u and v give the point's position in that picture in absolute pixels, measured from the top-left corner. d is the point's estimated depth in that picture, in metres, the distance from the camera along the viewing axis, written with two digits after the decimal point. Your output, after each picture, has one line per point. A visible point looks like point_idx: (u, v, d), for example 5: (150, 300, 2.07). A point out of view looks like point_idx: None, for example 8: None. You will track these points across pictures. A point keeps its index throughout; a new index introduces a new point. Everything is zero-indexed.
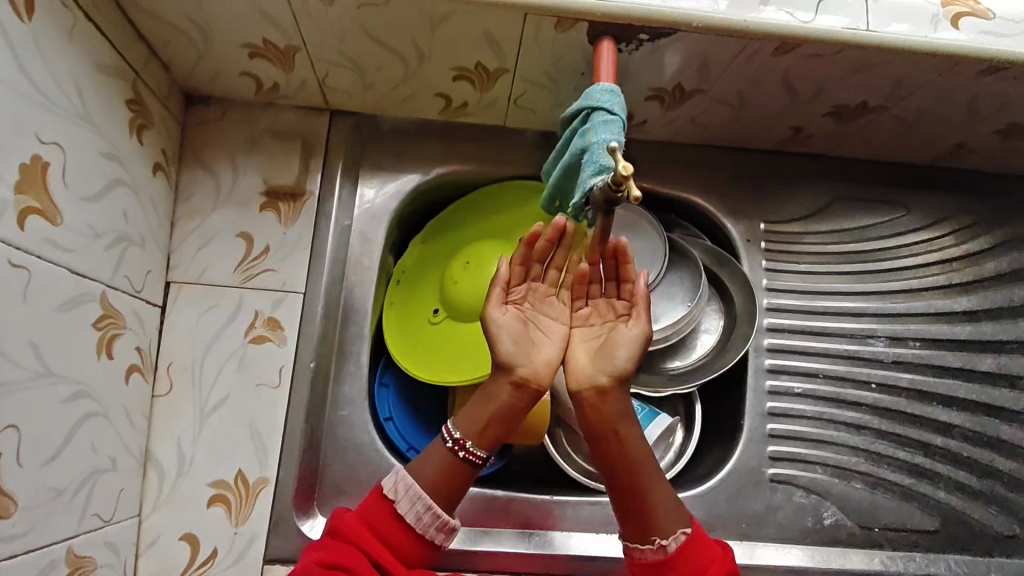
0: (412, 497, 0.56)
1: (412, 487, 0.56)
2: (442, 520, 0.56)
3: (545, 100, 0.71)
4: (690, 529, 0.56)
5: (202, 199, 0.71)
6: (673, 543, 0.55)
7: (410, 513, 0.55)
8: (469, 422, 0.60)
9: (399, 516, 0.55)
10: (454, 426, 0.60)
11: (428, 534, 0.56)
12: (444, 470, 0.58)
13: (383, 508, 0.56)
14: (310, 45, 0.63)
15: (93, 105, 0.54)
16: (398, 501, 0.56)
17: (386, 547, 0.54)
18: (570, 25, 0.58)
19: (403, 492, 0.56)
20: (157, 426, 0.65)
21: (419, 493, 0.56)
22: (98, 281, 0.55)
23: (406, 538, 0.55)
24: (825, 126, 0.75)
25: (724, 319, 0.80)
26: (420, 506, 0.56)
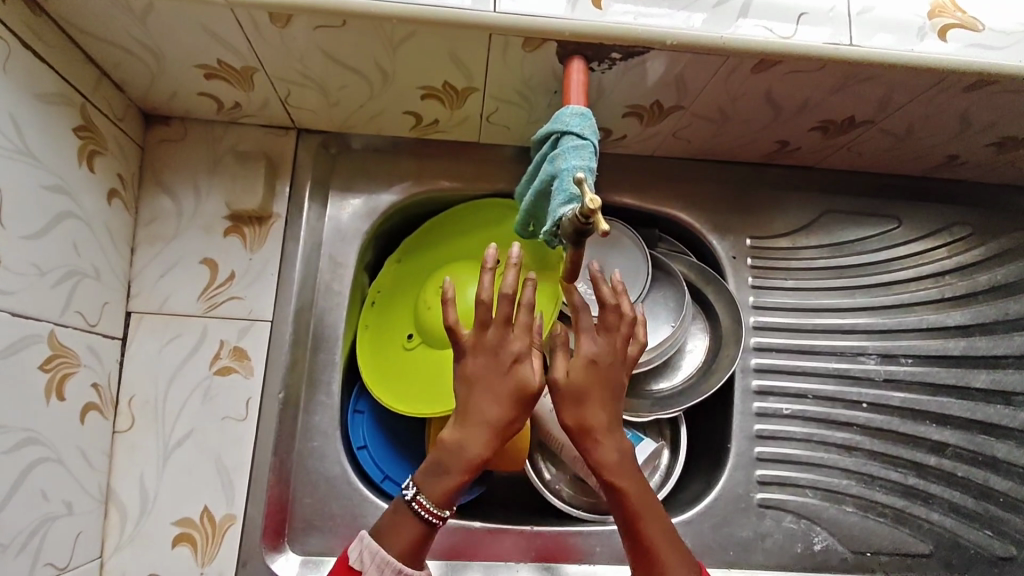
0: (378, 564, 0.53)
1: (379, 554, 0.53)
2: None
3: (519, 117, 0.68)
4: None
5: (165, 224, 0.69)
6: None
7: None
8: (441, 490, 0.54)
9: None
10: (427, 498, 0.54)
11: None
12: (417, 534, 0.54)
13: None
14: (268, 66, 0.60)
15: (32, 137, 0.51)
16: (366, 571, 0.53)
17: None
18: (537, 45, 0.55)
19: (370, 561, 0.53)
20: (118, 464, 0.62)
21: (388, 561, 0.53)
22: (45, 321, 0.52)
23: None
24: (812, 139, 0.72)
25: (710, 338, 0.77)
26: (390, 573, 0.53)
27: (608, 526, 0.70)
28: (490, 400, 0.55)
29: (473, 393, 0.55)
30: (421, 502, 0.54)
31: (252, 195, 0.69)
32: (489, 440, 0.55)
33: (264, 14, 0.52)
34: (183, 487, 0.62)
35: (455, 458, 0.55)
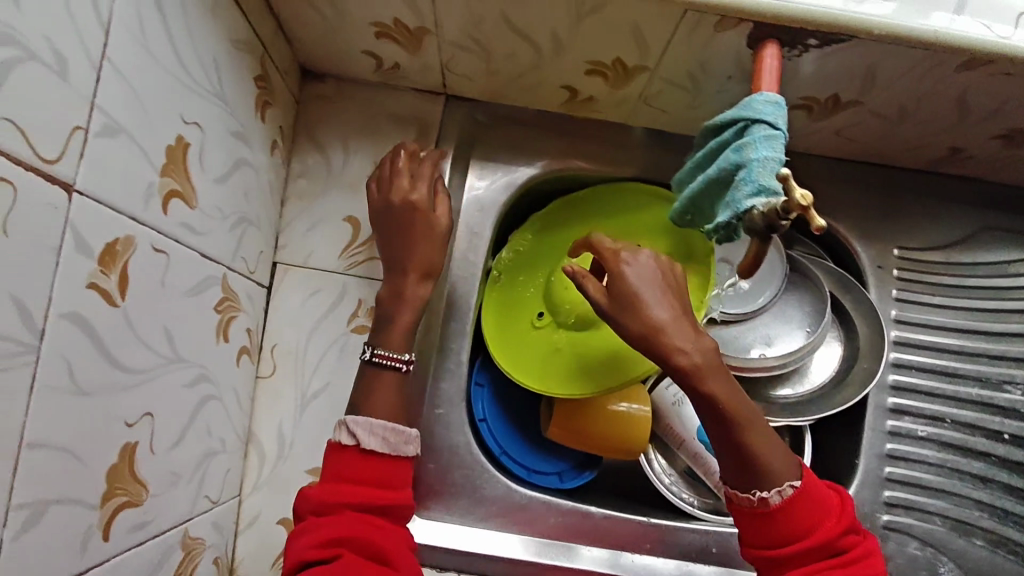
0: (369, 429, 0.56)
1: (365, 420, 0.56)
2: (406, 437, 0.57)
3: (678, 101, 0.66)
4: (799, 482, 0.52)
5: (313, 181, 0.70)
6: (777, 496, 0.51)
7: (377, 444, 0.56)
8: (394, 338, 0.61)
9: (366, 450, 0.56)
10: (385, 349, 0.59)
11: (402, 450, 0.57)
12: (390, 386, 0.59)
13: (346, 456, 0.56)
14: (442, 28, 0.59)
15: (228, 83, 0.51)
16: (360, 439, 0.55)
17: (366, 484, 0.55)
18: (731, 26, 0.52)
19: (363, 430, 0.56)
20: (260, 408, 0.65)
21: (376, 425, 0.56)
22: (221, 263, 0.53)
23: (383, 466, 0.56)
24: (990, 148, 0.67)
25: (844, 350, 0.73)
26: (382, 433, 0.56)
27: (725, 527, 0.68)
28: (414, 248, 0.63)
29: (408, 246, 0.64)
30: (383, 354, 0.59)
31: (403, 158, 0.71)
32: (421, 281, 0.63)
33: None
34: (319, 436, 0.64)
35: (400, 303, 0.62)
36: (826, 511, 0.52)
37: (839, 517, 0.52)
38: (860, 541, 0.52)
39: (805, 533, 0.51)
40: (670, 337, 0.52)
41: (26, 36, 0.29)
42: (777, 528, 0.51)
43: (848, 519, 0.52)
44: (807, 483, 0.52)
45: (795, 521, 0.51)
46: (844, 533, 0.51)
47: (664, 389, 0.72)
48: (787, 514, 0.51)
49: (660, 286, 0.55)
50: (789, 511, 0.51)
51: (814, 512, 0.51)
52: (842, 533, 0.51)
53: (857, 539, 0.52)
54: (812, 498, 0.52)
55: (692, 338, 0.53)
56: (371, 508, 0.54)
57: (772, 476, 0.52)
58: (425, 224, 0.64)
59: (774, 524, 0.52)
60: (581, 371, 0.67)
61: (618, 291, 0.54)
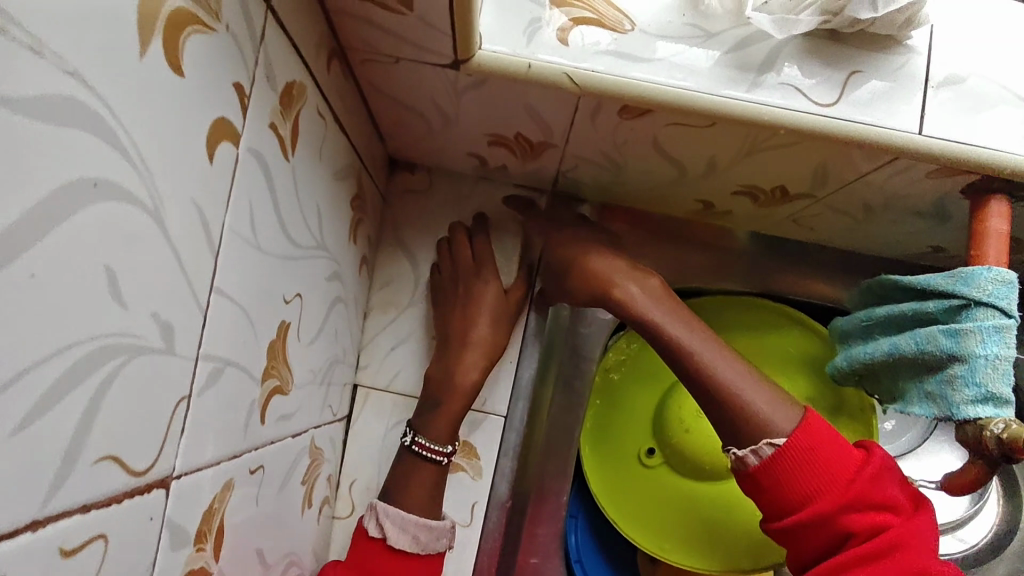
0: (400, 523, 0.51)
1: (398, 514, 0.51)
2: (440, 531, 0.53)
3: (835, 224, 0.56)
4: (785, 441, 0.44)
5: (400, 289, 0.62)
6: (753, 457, 0.45)
7: (407, 542, 0.51)
8: (439, 428, 0.55)
9: (394, 550, 0.51)
10: (428, 439, 0.54)
11: (432, 548, 0.52)
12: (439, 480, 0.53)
13: (371, 549, 0.51)
14: (570, 144, 0.50)
15: (326, 224, 0.43)
16: (391, 537, 0.51)
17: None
18: (950, 174, 0.42)
19: (394, 525, 0.51)
20: (336, 552, 0.58)
21: (410, 520, 0.52)
22: (309, 429, 0.45)
23: (411, 566, 0.51)
24: None
25: (1006, 508, 0.62)
26: (415, 530, 0.52)
27: None
28: (473, 322, 0.56)
29: (464, 318, 0.57)
30: (423, 444, 0.54)
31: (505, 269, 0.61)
32: (479, 365, 0.56)
33: (618, 103, 0.41)
34: None
35: (451, 391, 0.55)
36: (826, 471, 0.43)
37: (846, 482, 0.43)
38: (878, 514, 0.43)
39: (796, 501, 0.44)
40: (614, 277, 0.53)
41: (137, 327, 0.21)
42: (761, 491, 0.45)
43: (864, 484, 0.43)
44: (802, 440, 0.44)
45: (782, 483, 0.44)
46: (849, 505, 0.43)
47: None
48: (770, 478, 0.45)
49: (672, 303, 0.52)
50: (773, 472, 0.44)
51: (808, 471, 0.44)
52: (842, 503, 0.43)
53: (874, 508, 0.43)
54: (809, 453, 0.44)
55: (634, 277, 0.53)
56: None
57: (752, 430, 0.46)
58: (482, 297, 0.57)
59: (753, 486, 0.46)
60: (710, 535, 0.61)
61: (619, 307, 0.53)
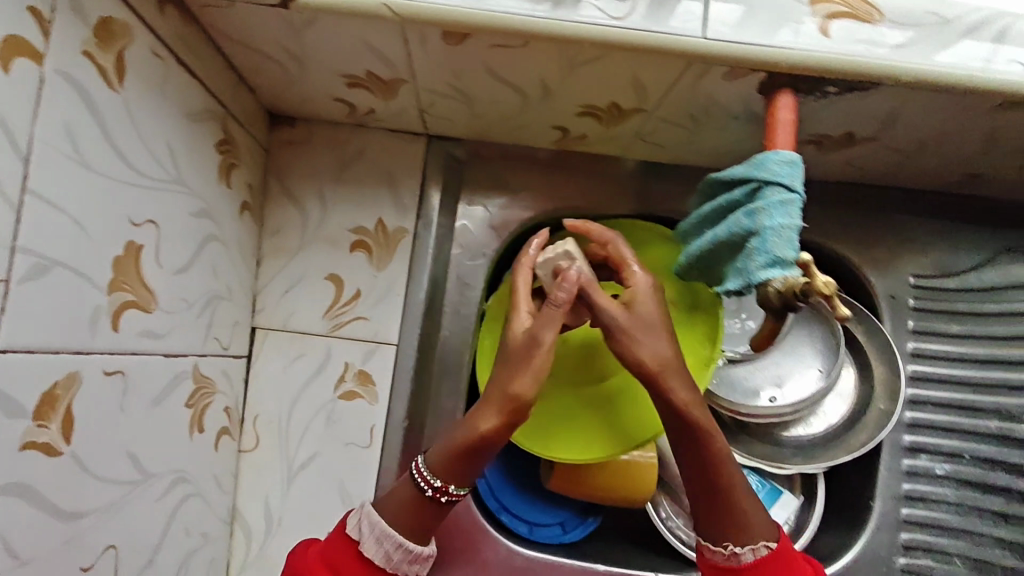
0: (378, 537, 0.51)
1: (377, 525, 0.51)
2: (416, 556, 0.52)
3: (677, 137, 0.62)
4: (775, 544, 0.51)
5: (289, 237, 0.65)
6: (750, 554, 0.51)
7: (378, 555, 0.51)
8: (449, 461, 0.51)
9: (366, 559, 0.51)
10: (431, 468, 0.52)
11: (403, 569, 0.52)
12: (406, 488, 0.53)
13: (347, 549, 0.51)
14: (418, 77, 0.54)
15: (185, 163, 0.46)
16: (364, 544, 0.51)
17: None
18: (742, 74, 0.47)
19: (368, 533, 0.51)
20: (245, 484, 0.62)
21: (387, 534, 0.51)
22: (191, 354, 0.49)
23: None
24: (1012, 174, 0.63)
25: (856, 387, 0.70)
26: (389, 545, 0.51)
27: None
28: (517, 378, 0.50)
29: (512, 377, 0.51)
30: (419, 473, 0.52)
31: (398, 213, 0.66)
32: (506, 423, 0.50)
33: (439, 30, 0.46)
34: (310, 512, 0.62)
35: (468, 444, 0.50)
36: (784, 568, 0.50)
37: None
38: None
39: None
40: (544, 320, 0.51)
41: None
42: None
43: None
44: (774, 565, 0.50)
45: None
46: None
47: None
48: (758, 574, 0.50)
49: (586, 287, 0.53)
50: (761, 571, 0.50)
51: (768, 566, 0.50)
52: None
53: None
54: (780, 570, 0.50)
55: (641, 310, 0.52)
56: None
57: (749, 532, 0.51)
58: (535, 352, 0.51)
59: None
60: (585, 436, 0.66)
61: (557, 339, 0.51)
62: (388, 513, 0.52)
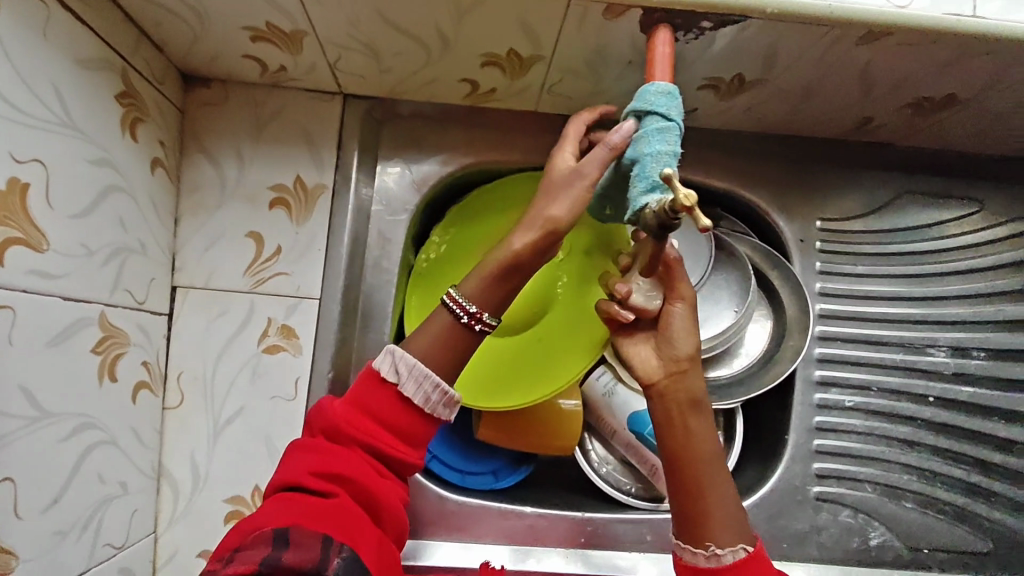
0: (416, 377, 0.50)
1: (411, 363, 0.50)
2: (452, 400, 0.52)
3: (583, 88, 0.64)
4: (752, 548, 0.51)
5: (208, 194, 0.66)
6: (730, 556, 0.51)
7: (416, 394, 0.50)
8: (489, 286, 0.51)
9: (404, 397, 0.51)
10: (462, 295, 0.52)
11: (439, 412, 0.51)
12: (442, 328, 0.52)
13: (382, 390, 0.51)
14: (319, 29, 0.55)
15: (77, 110, 0.48)
16: (402, 383, 0.50)
17: (387, 429, 0.50)
18: (620, 13, 0.49)
19: (406, 372, 0.50)
20: (169, 440, 0.63)
21: (425, 374, 0.50)
22: (96, 302, 0.51)
23: (412, 416, 0.51)
24: (900, 117, 0.66)
25: (773, 325, 0.73)
26: (428, 387, 0.50)
27: (658, 514, 0.69)
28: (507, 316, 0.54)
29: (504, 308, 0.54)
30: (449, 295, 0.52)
31: (317, 169, 0.68)
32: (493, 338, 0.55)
33: None
34: (236, 465, 0.63)
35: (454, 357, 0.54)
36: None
37: None
38: None
39: None
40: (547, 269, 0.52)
41: None
42: None
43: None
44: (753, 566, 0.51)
45: None
46: None
47: (594, 380, 0.72)
48: None
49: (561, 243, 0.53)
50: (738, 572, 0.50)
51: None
52: None
53: None
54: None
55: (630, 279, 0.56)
56: (380, 457, 0.50)
57: (727, 531, 0.52)
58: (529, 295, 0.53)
59: None
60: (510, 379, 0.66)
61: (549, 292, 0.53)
62: (421, 347, 0.51)
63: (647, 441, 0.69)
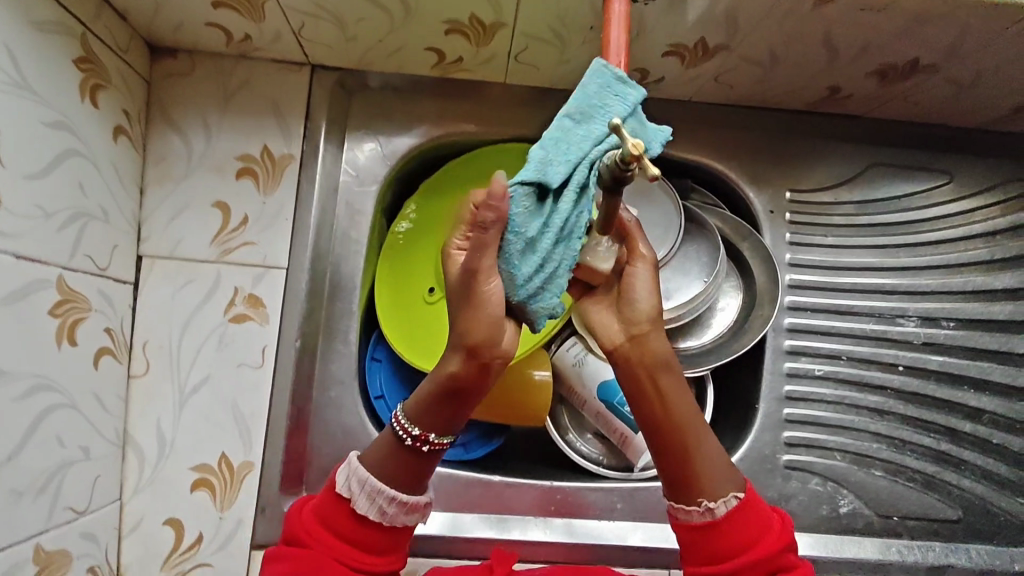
0: (369, 493, 0.53)
1: (365, 481, 0.53)
2: (412, 506, 0.54)
3: (549, 57, 0.64)
4: (742, 495, 0.54)
5: (174, 165, 0.66)
6: (723, 508, 0.53)
7: (371, 510, 0.53)
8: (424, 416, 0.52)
9: (358, 513, 0.53)
10: (405, 419, 0.53)
11: (398, 521, 0.54)
12: (389, 447, 0.53)
13: (340, 507, 0.54)
14: None
15: (31, 71, 0.48)
16: (355, 500, 0.53)
17: (346, 540, 0.53)
18: None
19: (359, 490, 0.53)
20: (135, 407, 0.62)
21: (379, 489, 0.53)
22: (54, 265, 0.50)
23: (371, 529, 0.53)
24: (868, 87, 0.66)
25: (742, 297, 0.73)
26: (382, 501, 0.53)
27: (629, 484, 0.69)
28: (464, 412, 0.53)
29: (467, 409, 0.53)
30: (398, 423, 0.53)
31: (285, 140, 0.68)
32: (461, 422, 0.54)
33: None
34: (202, 433, 0.63)
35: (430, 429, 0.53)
36: (761, 524, 0.53)
37: (773, 530, 0.53)
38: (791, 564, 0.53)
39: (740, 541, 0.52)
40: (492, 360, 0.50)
41: None
42: (720, 541, 0.53)
43: (767, 546, 0.52)
44: (746, 510, 0.53)
45: (739, 531, 0.53)
46: (779, 549, 0.52)
47: (565, 351, 0.72)
48: (731, 525, 0.53)
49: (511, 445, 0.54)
50: (736, 522, 0.53)
51: (750, 526, 0.53)
52: (776, 548, 0.52)
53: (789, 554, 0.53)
54: (752, 520, 0.53)
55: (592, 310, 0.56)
56: (343, 560, 0.52)
57: (717, 487, 0.54)
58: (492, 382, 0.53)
59: (716, 537, 0.53)
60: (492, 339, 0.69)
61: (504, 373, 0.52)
62: (371, 461, 0.54)
63: (616, 409, 0.69)
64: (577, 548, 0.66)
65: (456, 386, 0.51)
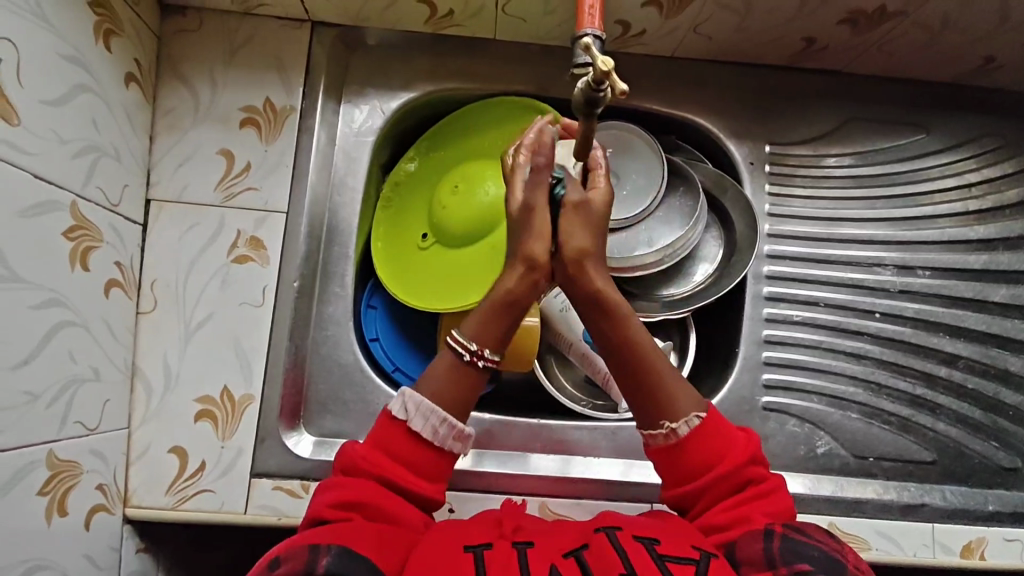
0: (424, 413, 0.54)
1: (425, 404, 0.54)
2: (459, 434, 0.55)
3: (535, 7, 0.68)
4: (704, 414, 0.55)
5: (181, 115, 0.69)
6: (684, 427, 0.54)
7: (426, 430, 0.54)
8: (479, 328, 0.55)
9: (413, 432, 0.54)
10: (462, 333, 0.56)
11: (446, 446, 0.55)
12: (447, 367, 0.56)
13: (396, 429, 0.55)
14: None
15: (50, 5, 0.52)
16: (411, 420, 0.54)
17: (402, 464, 0.54)
18: None
19: (415, 411, 0.54)
20: (142, 342, 0.65)
21: (434, 410, 0.54)
22: (67, 190, 0.54)
23: (424, 453, 0.54)
24: (840, 36, 0.70)
25: (724, 247, 0.76)
26: (437, 423, 0.54)
27: (614, 423, 0.72)
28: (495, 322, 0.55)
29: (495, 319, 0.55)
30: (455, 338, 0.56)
31: (286, 94, 0.71)
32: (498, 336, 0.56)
33: None
34: (204, 367, 0.66)
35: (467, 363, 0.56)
36: (727, 442, 0.55)
37: (743, 448, 0.55)
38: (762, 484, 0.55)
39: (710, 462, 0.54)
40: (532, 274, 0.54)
41: None
42: (686, 458, 0.55)
43: (733, 460, 0.54)
44: (708, 424, 0.55)
45: (702, 448, 0.54)
46: (749, 463, 0.55)
47: (552, 297, 0.75)
48: (694, 443, 0.54)
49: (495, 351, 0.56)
50: (698, 440, 0.54)
51: (714, 443, 0.54)
52: (745, 463, 0.54)
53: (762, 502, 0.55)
54: (715, 437, 0.55)
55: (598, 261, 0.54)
56: (396, 490, 0.53)
57: (676, 410, 0.55)
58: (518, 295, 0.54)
59: (682, 454, 0.55)
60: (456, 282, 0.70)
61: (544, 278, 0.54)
62: (431, 390, 0.55)
63: None
64: (563, 484, 0.68)
65: (513, 305, 0.55)
